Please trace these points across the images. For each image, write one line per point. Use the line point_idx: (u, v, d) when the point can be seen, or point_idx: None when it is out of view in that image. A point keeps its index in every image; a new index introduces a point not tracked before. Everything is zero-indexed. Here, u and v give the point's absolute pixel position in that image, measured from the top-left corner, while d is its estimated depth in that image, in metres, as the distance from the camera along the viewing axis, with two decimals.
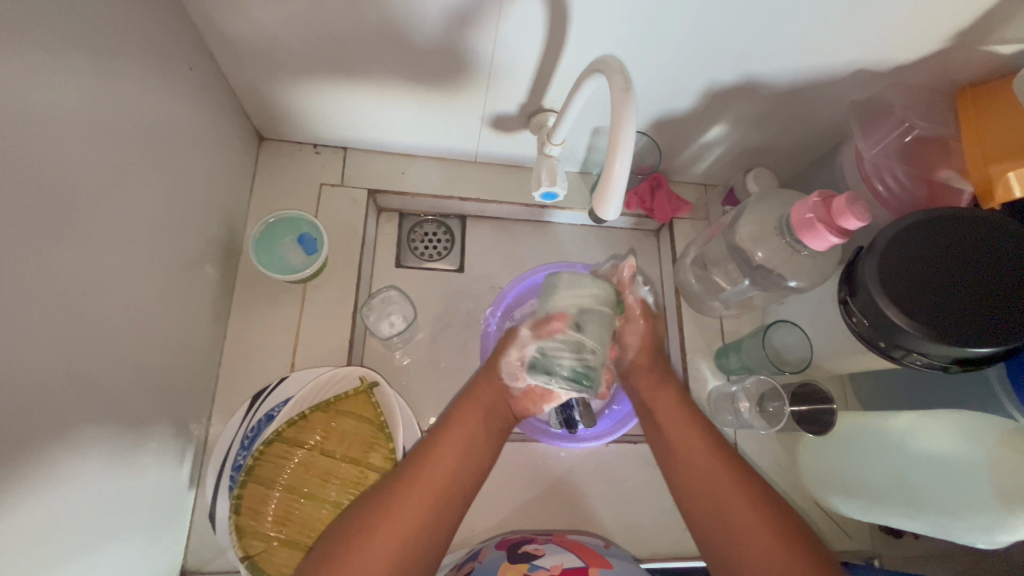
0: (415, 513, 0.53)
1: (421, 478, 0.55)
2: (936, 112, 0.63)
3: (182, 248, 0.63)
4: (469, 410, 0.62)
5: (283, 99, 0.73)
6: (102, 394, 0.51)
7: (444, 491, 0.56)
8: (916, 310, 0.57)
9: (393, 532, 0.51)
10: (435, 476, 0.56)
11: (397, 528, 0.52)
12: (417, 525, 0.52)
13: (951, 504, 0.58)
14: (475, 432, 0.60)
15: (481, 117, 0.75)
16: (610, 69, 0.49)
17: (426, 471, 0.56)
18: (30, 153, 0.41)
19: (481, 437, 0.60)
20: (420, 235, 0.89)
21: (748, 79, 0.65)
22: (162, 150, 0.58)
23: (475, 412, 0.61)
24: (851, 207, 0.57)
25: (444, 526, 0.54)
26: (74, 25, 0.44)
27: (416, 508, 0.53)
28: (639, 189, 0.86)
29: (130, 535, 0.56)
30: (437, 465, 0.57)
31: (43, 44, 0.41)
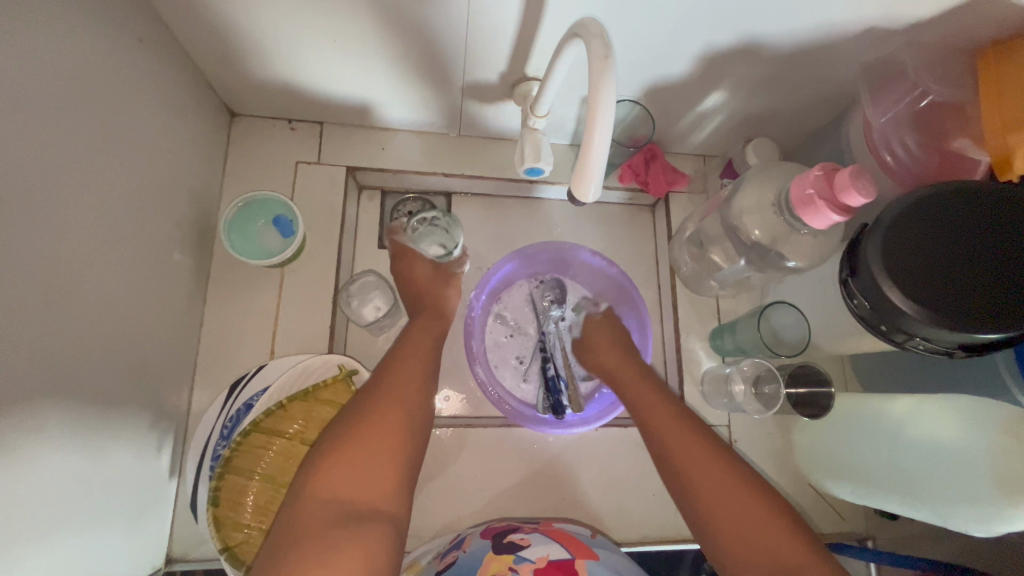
0: (382, 435, 0.53)
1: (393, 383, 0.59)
2: (953, 73, 0.57)
3: (148, 237, 0.60)
4: (420, 340, 0.67)
5: (251, 71, 0.68)
6: (70, 392, 0.49)
7: (420, 382, 0.61)
8: (922, 292, 0.53)
9: (364, 442, 0.52)
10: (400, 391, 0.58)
11: (370, 442, 0.53)
12: (385, 438, 0.53)
13: (950, 492, 0.56)
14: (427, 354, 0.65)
15: (461, 87, 0.70)
16: (589, 34, 0.44)
17: (389, 390, 0.58)
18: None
19: (432, 360, 0.65)
20: (404, 214, 0.85)
21: (747, 41, 0.59)
22: (120, 133, 0.54)
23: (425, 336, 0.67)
24: (855, 182, 0.53)
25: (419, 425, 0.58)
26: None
27: (380, 428, 0.54)
28: (633, 162, 0.81)
29: (107, 529, 0.55)
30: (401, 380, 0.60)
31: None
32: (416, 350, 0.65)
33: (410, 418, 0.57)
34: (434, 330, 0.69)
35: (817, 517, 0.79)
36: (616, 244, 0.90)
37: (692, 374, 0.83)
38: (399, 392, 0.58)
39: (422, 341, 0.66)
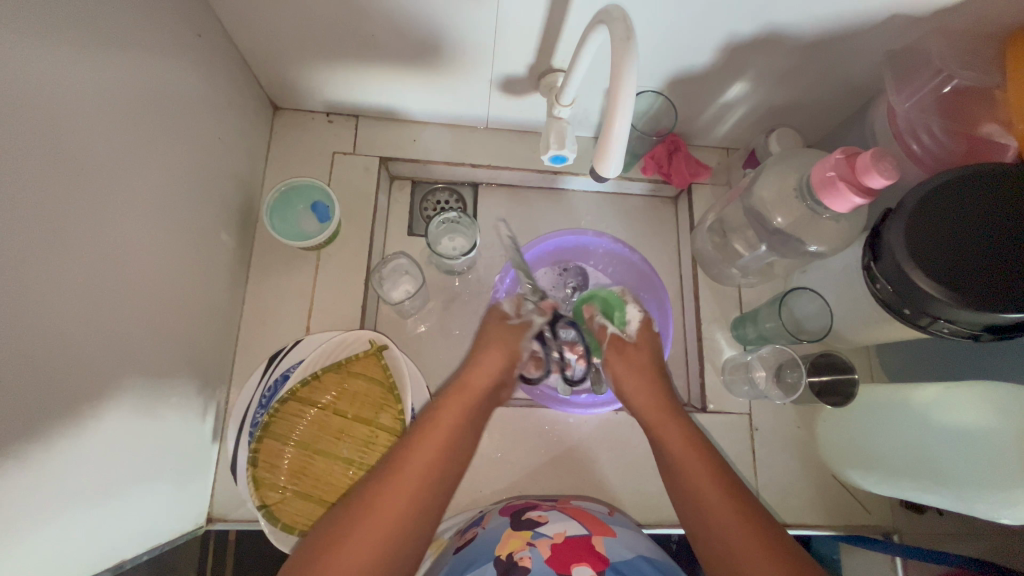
0: (393, 536, 0.51)
1: (422, 444, 0.58)
2: (981, 58, 0.56)
3: (197, 217, 0.65)
4: (452, 406, 0.63)
5: (294, 67, 0.73)
6: (127, 352, 0.54)
7: (447, 443, 0.59)
8: (946, 273, 0.54)
9: (373, 541, 0.50)
10: (410, 476, 0.55)
11: (387, 512, 0.52)
12: (393, 539, 0.51)
13: (977, 477, 0.55)
14: (459, 426, 0.61)
15: (489, 80, 0.73)
16: (612, 20, 0.47)
17: (394, 478, 0.54)
18: (35, 115, 0.41)
19: (466, 429, 0.62)
20: (433, 203, 0.89)
21: (769, 30, 0.61)
22: (175, 119, 0.59)
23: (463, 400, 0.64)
24: (876, 164, 0.53)
25: (445, 486, 0.57)
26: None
27: (391, 518, 0.52)
28: (656, 153, 0.84)
29: (155, 485, 0.60)
30: (415, 457, 0.56)
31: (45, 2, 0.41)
32: (450, 412, 0.62)
33: (435, 480, 0.56)
34: (473, 390, 0.66)
35: (840, 509, 0.78)
36: (639, 235, 0.91)
37: (714, 363, 0.83)
38: (405, 478, 0.55)
39: (458, 405, 0.63)
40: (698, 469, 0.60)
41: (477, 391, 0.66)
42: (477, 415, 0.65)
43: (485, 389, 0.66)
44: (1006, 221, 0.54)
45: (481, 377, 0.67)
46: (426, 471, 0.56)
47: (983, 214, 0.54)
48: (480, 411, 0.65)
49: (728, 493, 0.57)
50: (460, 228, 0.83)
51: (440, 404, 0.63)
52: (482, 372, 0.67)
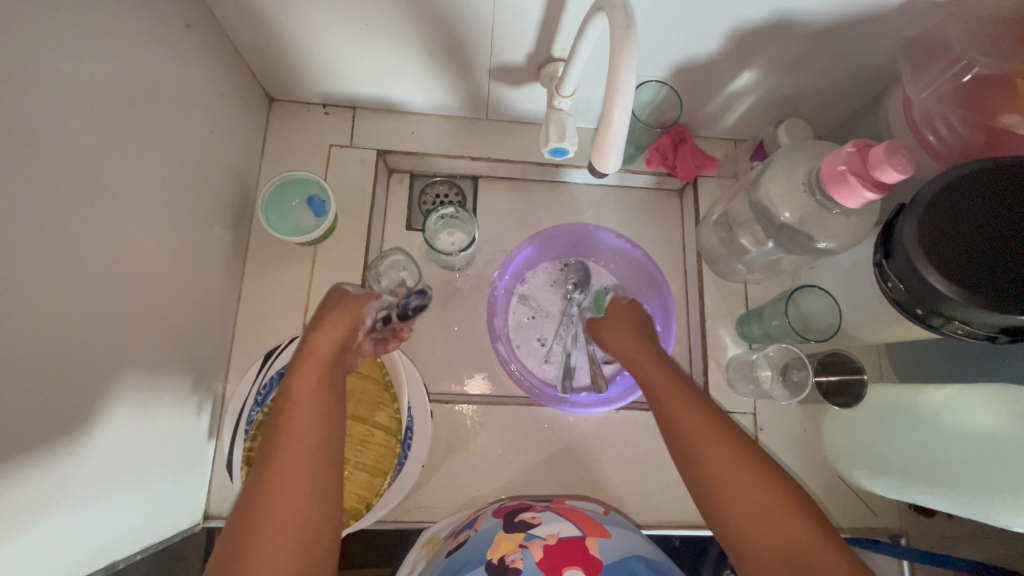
0: (297, 519, 0.47)
1: (289, 442, 0.51)
2: (1004, 45, 0.53)
3: (191, 213, 0.64)
4: (309, 374, 0.56)
5: (289, 58, 0.71)
6: (119, 351, 0.53)
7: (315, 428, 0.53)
8: (960, 272, 0.51)
9: (284, 529, 0.46)
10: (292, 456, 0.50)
11: (288, 517, 0.46)
12: (300, 519, 0.47)
13: (990, 484, 0.53)
14: (323, 394, 0.56)
15: (489, 70, 0.71)
16: (612, 6, 0.45)
17: (269, 463, 0.49)
18: (22, 112, 0.40)
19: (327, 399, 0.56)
20: (432, 197, 0.87)
21: (779, 16, 0.58)
22: (167, 113, 0.58)
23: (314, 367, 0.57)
24: (890, 158, 0.51)
25: (334, 474, 0.51)
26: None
27: (291, 502, 0.47)
28: (661, 144, 0.81)
29: (150, 483, 0.59)
30: (287, 454, 0.50)
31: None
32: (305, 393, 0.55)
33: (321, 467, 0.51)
34: (321, 354, 0.58)
35: (845, 510, 0.76)
36: (642, 229, 0.89)
37: (718, 361, 0.81)
38: (282, 464, 0.49)
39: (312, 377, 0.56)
40: (700, 424, 0.58)
41: (331, 351, 0.59)
42: (337, 373, 0.59)
43: (336, 347, 0.59)
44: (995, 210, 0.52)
45: (332, 336, 0.60)
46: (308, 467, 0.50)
47: (972, 197, 0.52)
48: (338, 370, 0.59)
49: (739, 454, 0.54)
50: (461, 223, 0.81)
51: (294, 375, 0.57)
52: (327, 336, 0.60)
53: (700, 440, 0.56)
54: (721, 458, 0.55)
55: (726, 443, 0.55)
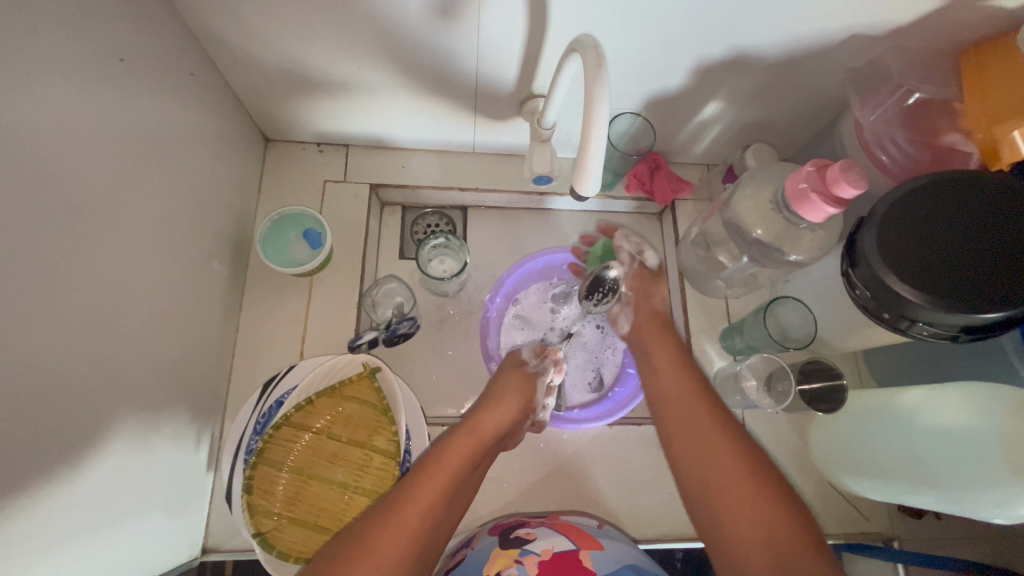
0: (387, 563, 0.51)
1: (432, 475, 0.59)
2: (938, 74, 0.60)
3: (191, 247, 0.66)
4: (463, 444, 0.64)
5: (284, 101, 0.76)
6: (122, 383, 0.54)
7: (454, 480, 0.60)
8: (922, 277, 0.55)
9: (373, 567, 0.50)
10: (415, 511, 0.55)
11: (388, 541, 0.52)
12: (394, 564, 0.51)
13: (969, 479, 0.55)
14: (467, 467, 0.62)
15: (474, 108, 0.76)
16: (584, 47, 0.49)
17: (426, 485, 0.58)
18: (30, 150, 0.42)
19: (472, 467, 0.63)
20: (423, 227, 0.91)
21: (736, 53, 0.64)
22: (168, 153, 0.61)
23: (472, 440, 0.65)
24: (845, 174, 0.55)
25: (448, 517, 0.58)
26: (70, 29, 0.46)
27: (390, 551, 0.52)
28: (638, 171, 0.86)
29: (149, 517, 0.59)
30: (429, 484, 0.58)
31: (38, 41, 0.43)
32: (462, 446, 0.64)
33: (438, 512, 0.57)
34: (483, 434, 0.66)
35: (838, 516, 0.78)
36: None
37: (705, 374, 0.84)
38: (415, 510, 0.55)
39: (466, 447, 0.64)
40: (709, 437, 0.61)
41: (488, 435, 0.67)
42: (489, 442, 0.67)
43: (497, 431, 0.68)
44: (990, 230, 0.55)
45: (496, 419, 0.68)
46: (430, 504, 0.56)
47: (974, 217, 0.56)
48: (488, 448, 0.67)
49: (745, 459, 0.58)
50: (454, 251, 0.85)
51: (454, 437, 0.65)
52: (496, 417, 0.69)
53: (703, 446, 0.61)
54: (736, 481, 0.56)
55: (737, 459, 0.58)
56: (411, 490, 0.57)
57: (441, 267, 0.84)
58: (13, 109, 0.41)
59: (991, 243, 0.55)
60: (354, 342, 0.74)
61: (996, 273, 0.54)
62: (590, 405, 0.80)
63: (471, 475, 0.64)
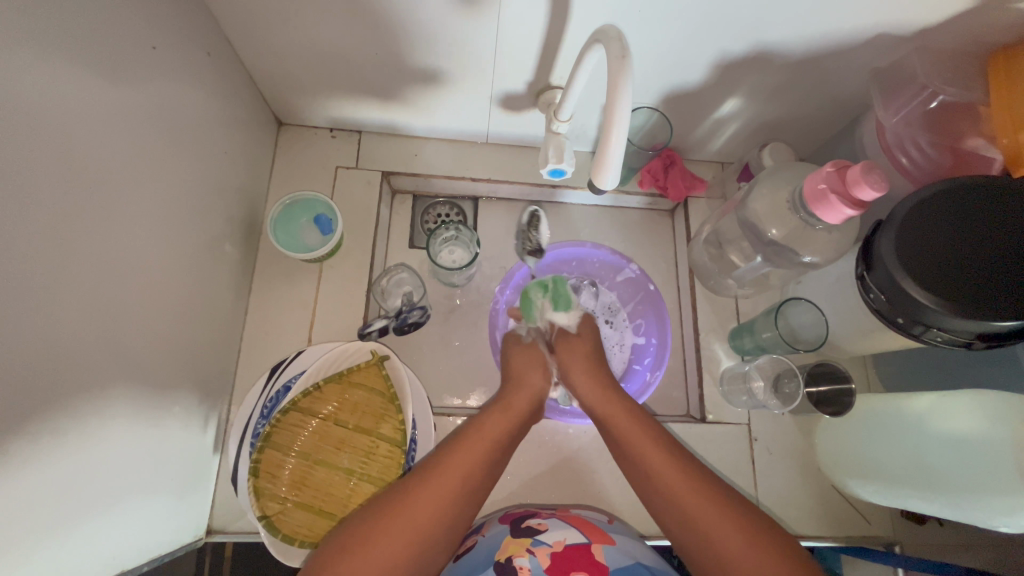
0: (424, 521, 0.53)
1: (462, 452, 0.59)
2: (964, 76, 0.58)
3: (202, 230, 0.66)
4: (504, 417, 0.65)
5: (297, 85, 0.75)
6: (131, 364, 0.54)
7: (483, 461, 0.59)
8: (939, 283, 0.54)
9: (396, 541, 0.51)
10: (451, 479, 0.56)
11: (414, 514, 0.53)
12: (422, 533, 0.53)
13: (976, 487, 0.54)
14: (505, 437, 0.63)
15: (490, 97, 0.75)
16: (607, 38, 0.49)
17: (456, 460, 0.58)
18: (37, 120, 0.41)
19: (504, 445, 0.63)
20: (433, 217, 0.90)
21: (759, 49, 0.63)
22: (181, 132, 0.60)
23: (508, 418, 0.65)
24: (866, 176, 0.54)
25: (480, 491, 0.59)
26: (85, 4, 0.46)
27: (427, 511, 0.53)
28: (652, 167, 0.85)
29: (155, 497, 0.60)
30: (459, 459, 0.58)
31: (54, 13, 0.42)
32: (499, 420, 0.64)
33: (471, 484, 0.57)
34: (518, 410, 0.67)
35: (842, 520, 0.78)
36: (637, 247, 0.93)
37: (712, 373, 0.84)
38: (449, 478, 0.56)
39: (498, 425, 0.63)
40: (647, 449, 0.61)
41: (522, 411, 0.67)
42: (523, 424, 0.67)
43: (530, 405, 0.68)
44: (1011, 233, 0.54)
45: (527, 396, 0.69)
46: (462, 478, 0.57)
47: (992, 222, 0.55)
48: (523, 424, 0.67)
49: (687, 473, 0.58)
50: (464, 242, 0.84)
51: (490, 410, 0.65)
52: (525, 393, 0.69)
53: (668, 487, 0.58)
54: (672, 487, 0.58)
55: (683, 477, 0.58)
56: (449, 457, 0.58)
57: (448, 256, 0.84)
58: (21, 78, 0.40)
59: (1010, 242, 0.54)
60: (363, 330, 0.73)
61: (997, 266, 0.54)
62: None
63: (503, 454, 0.63)
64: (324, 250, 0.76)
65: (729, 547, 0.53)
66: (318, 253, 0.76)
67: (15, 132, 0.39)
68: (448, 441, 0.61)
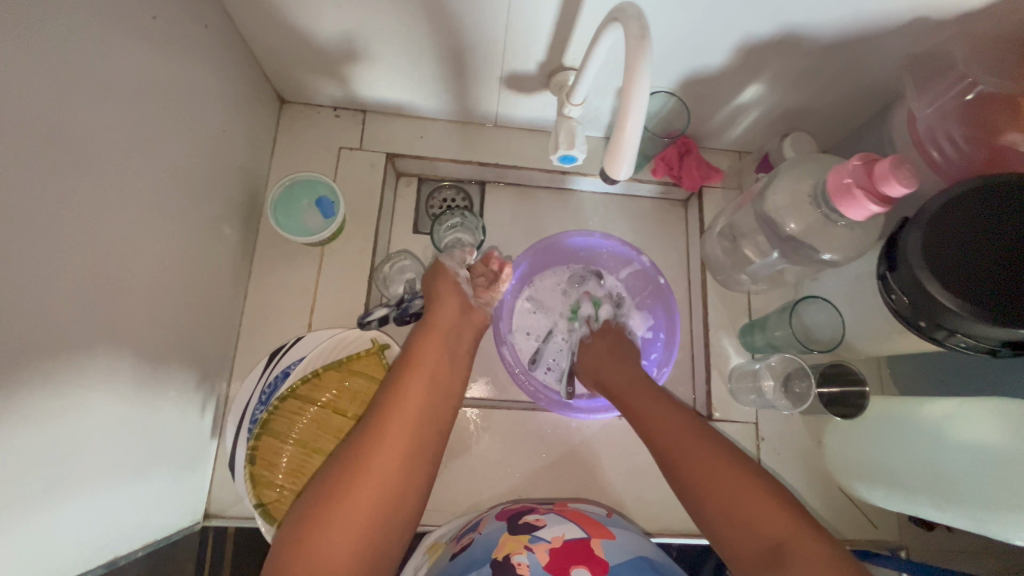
0: (382, 484, 0.51)
1: (397, 404, 0.57)
2: (1007, 66, 0.54)
3: (201, 211, 0.64)
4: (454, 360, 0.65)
5: (300, 61, 0.72)
6: (127, 350, 0.53)
7: (421, 407, 0.58)
8: (966, 287, 0.52)
9: (357, 509, 0.49)
10: (400, 435, 0.54)
11: (373, 475, 0.51)
12: (382, 498, 0.51)
13: (996, 499, 0.52)
14: (436, 380, 0.61)
15: (500, 78, 0.72)
16: (626, 17, 0.45)
17: (391, 412, 0.56)
18: (28, 96, 0.39)
19: (437, 384, 0.61)
20: (439, 201, 0.88)
21: (787, 32, 0.59)
22: (180, 109, 0.58)
23: (434, 354, 0.62)
24: (895, 171, 0.51)
25: (428, 442, 0.57)
26: None
27: (380, 473, 0.51)
28: (667, 155, 0.82)
29: (152, 481, 0.59)
30: (398, 413, 0.56)
31: None
32: (426, 360, 0.62)
33: (415, 434, 0.56)
34: (441, 345, 0.64)
35: (847, 523, 0.77)
36: (647, 238, 0.91)
37: (720, 370, 0.82)
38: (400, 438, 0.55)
39: (429, 366, 0.61)
40: (667, 411, 0.63)
41: (444, 347, 0.64)
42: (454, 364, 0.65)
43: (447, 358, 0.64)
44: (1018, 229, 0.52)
45: (449, 331, 0.66)
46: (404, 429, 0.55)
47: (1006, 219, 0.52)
48: (453, 355, 0.65)
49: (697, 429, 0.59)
50: (469, 229, 0.82)
51: (413, 352, 0.62)
52: (449, 329, 0.66)
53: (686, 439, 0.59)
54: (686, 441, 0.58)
55: (687, 431, 0.59)
56: (387, 414, 0.55)
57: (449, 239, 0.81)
58: (9, 52, 0.37)
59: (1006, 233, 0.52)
60: (363, 317, 0.69)
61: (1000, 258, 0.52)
62: (597, 396, 0.79)
63: (438, 393, 0.61)
64: (326, 233, 0.75)
65: (741, 496, 0.52)
66: (319, 235, 0.74)
67: (8, 109, 0.37)
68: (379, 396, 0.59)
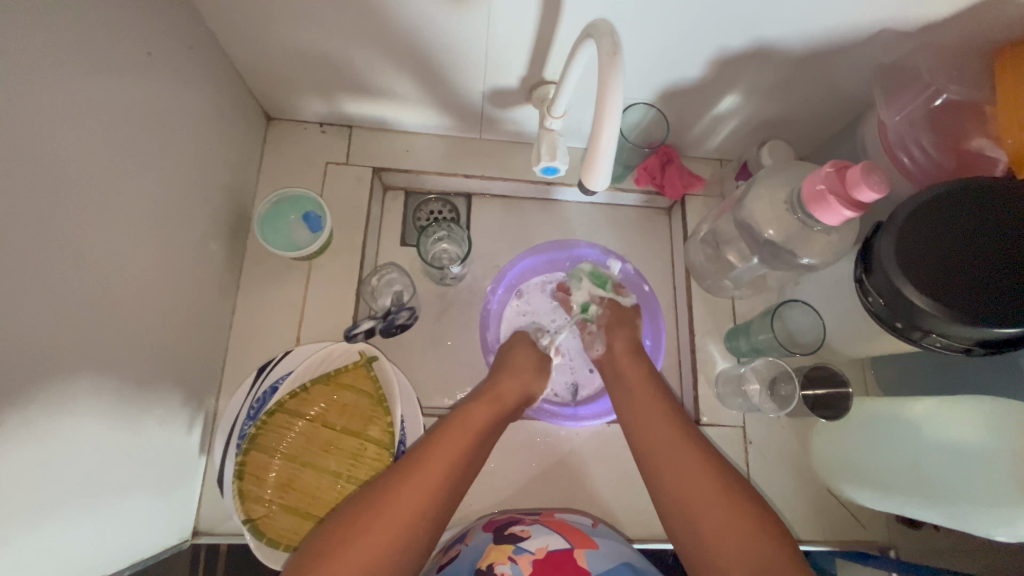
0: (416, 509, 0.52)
1: (446, 444, 0.58)
2: (970, 74, 0.56)
3: (188, 229, 0.65)
4: (483, 410, 0.65)
5: (286, 80, 0.73)
6: (113, 368, 0.53)
7: (466, 454, 0.59)
8: (938, 288, 0.53)
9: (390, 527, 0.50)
10: (439, 472, 0.55)
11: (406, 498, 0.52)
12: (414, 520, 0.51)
13: (973, 497, 0.53)
14: (485, 430, 0.62)
15: (482, 93, 0.73)
16: (599, 33, 0.47)
17: (439, 450, 0.57)
18: (8, 118, 0.39)
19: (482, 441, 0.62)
20: (426, 214, 0.89)
21: (758, 45, 0.61)
22: (166, 129, 0.58)
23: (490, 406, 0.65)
24: (866, 177, 0.53)
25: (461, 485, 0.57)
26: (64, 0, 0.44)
27: (412, 499, 0.52)
28: (649, 164, 0.84)
29: (139, 500, 0.59)
30: (445, 450, 0.58)
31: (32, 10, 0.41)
32: (476, 415, 0.63)
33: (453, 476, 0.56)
34: (501, 401, 0.67)
35: (835, 524, 0.77)
36: (633, 246, 0.92)
37: (707, 375, 0.83)
38: (408, 497, 0.52)
39: (479, 417, 0.63)
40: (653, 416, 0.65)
41: (510, 404, 0.67)
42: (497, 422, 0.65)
43: (488, 424, 0.64)
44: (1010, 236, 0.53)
45: (518, 386, 0.70)
46: (447, 470, 0.56)
47: (987, 227, 0.54)
48: (503, 417, 0.66)
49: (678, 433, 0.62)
50: (455, 241, 0.83)
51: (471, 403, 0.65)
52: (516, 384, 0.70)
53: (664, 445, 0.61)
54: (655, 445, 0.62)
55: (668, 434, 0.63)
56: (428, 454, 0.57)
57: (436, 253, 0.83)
58: None
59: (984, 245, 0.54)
60: (348, 331, 0.73)
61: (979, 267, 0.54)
62: (586, 403, 0.80)
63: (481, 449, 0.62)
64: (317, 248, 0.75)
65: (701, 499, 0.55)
66: (308, 250, 0.75)
67: None
68: (435, 433, 0.61)
